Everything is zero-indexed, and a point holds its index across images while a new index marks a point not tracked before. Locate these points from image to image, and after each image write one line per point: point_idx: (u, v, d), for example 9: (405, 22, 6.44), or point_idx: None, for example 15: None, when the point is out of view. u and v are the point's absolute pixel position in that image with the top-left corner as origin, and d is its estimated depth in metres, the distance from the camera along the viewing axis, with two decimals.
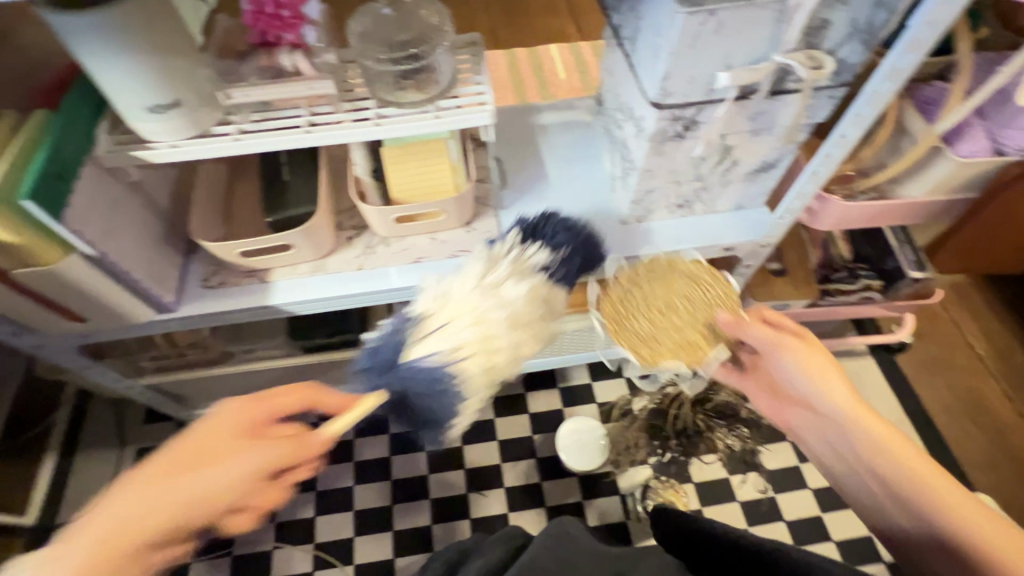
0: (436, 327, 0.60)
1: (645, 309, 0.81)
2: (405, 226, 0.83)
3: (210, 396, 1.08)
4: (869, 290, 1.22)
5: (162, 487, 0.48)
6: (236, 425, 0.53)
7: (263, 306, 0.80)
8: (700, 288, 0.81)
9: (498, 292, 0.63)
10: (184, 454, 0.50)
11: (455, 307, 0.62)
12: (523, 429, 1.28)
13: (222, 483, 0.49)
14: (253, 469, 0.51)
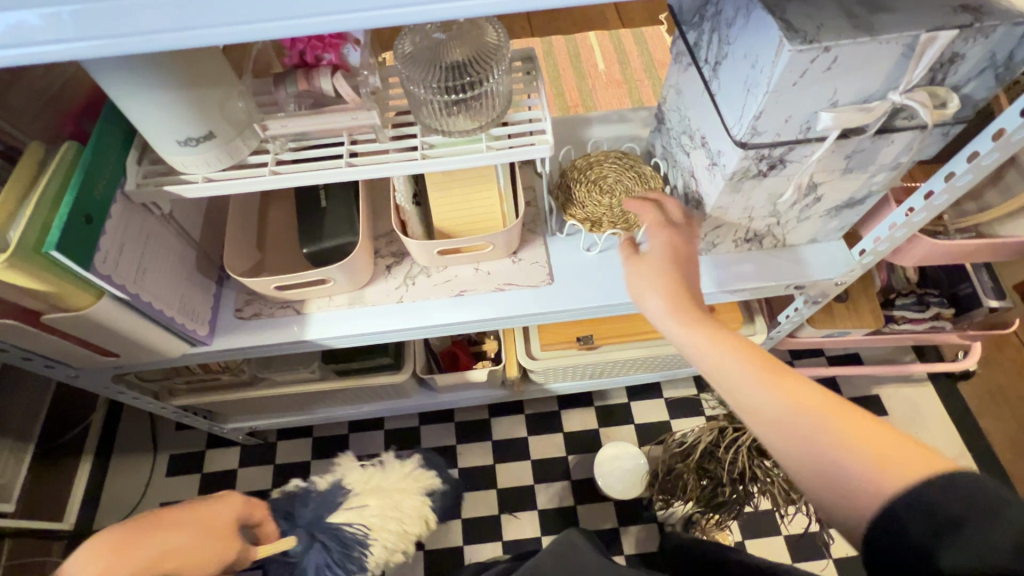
0: (353, 503, 0.72)
1: (589, 185, 0.77)
2: (448, 257, 0.78)
3: (241, 411, 1.06)
4: (939, 319, 1.12)
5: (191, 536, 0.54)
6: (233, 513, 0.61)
7: (297, 340, 0.76)
8: (632, 173, 0.78)
9: (411, 487, 0.76)
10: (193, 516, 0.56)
11: (375, 490, 0.74)
12: (557, 449, 1.24)
13: (226, 553, 0.55)
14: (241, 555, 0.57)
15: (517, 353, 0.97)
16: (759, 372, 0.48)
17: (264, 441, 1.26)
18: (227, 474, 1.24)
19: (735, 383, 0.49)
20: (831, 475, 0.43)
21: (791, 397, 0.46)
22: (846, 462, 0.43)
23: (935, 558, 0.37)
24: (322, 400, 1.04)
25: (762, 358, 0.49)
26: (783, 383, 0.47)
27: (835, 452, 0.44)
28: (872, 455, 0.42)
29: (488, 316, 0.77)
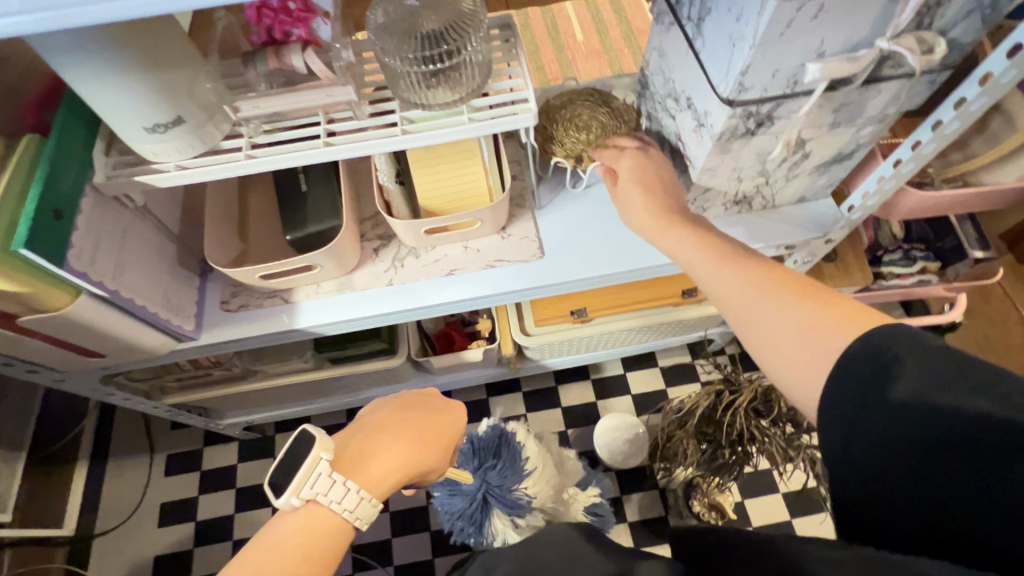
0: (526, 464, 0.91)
1: (568, 124, 0.79)
2: (436, 237, 0.76)
3: (237, 406, 1.05)
4: (926, 273, 1.13)
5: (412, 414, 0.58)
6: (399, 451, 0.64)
7: (287, 330, 0.75)
8: (613, 113, 0.80)
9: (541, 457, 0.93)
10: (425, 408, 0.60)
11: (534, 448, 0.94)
12: (556, 424, 1.25)
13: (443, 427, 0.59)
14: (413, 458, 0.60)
15: (512, 330, 0.97)
16: (726, 266, 0.52)
17: (262, 435, 1.26)
18: (227, 470, 1.23)
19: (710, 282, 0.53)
20: (791, 343, 0.45)
21: (759, 285, 0.49)
22: (802, 326, 0.45)
23: (886, 394, 0.37)
24: (318, 389, 1.03)
25: (733, 256, 0.53)
26: (742, 270, 0.51)
27: (793, 318, 0.45)
28: (829, 320, 0.43)
29: (480, 294, 0.76)
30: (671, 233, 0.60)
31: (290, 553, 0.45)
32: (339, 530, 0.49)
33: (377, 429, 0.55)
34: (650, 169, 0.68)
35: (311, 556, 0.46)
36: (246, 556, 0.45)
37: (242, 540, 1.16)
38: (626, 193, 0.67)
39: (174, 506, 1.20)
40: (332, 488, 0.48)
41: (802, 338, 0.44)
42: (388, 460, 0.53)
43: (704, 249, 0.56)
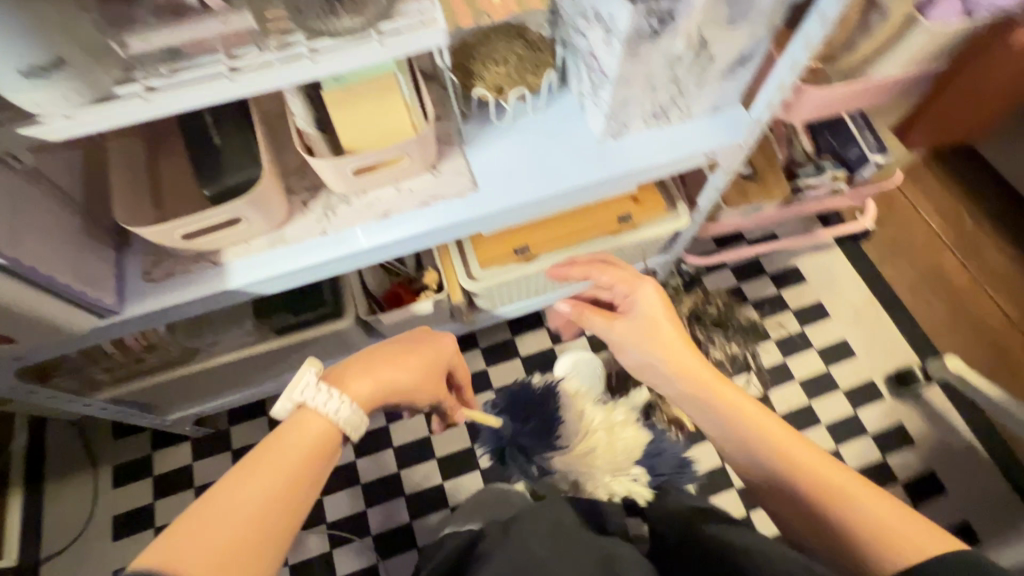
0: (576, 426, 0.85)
1: (486, 57, 0.79)
2: (364, 180, 0.75)
3: (182, 396, 1.00)
4: (837, 181, 1.21)
5: (402, 345, 0.62)
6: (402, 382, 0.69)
7: (219, 292, 0.71)
8: (529, 44, 0.81)
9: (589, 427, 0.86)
10: (414, 336, 0.66)
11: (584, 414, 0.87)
12: (516, 374, 1.27)
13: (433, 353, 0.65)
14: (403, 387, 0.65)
15: (458, 277, 0.97)
16: (769, 454, 0.58)
17: (215, 430, 1.20)
18: (182, 471, 1.17)
19: (744, 454, 0.61)
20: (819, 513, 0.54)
21: (782, 451, 0.58)
22: (848, 503, 0.52)
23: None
24: (267, 366, 1.00)
25: (772, 430, 0.59)
26: (777, 436, 0.59)
27: (829, 500, 0.53)
28: (862, 511, 0.51)
29: (417, 232, 0.75)
30: (704, 408, 0.65)
31: (291, 455, 0.49)
32: (329, 435, 0.52)
33: (362, 356, 0.61)
34: (665, 300, 0.74)
35: (307, 460, 0.50)
36: (254, 454, 0.48)
37: None
38: (647, 340, 0.72)
39: (129, 517, 1.13)
40: (318, 394, 0.53)
41: (849, 531, 0.51)
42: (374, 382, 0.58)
43: (740, 410, 0.62)
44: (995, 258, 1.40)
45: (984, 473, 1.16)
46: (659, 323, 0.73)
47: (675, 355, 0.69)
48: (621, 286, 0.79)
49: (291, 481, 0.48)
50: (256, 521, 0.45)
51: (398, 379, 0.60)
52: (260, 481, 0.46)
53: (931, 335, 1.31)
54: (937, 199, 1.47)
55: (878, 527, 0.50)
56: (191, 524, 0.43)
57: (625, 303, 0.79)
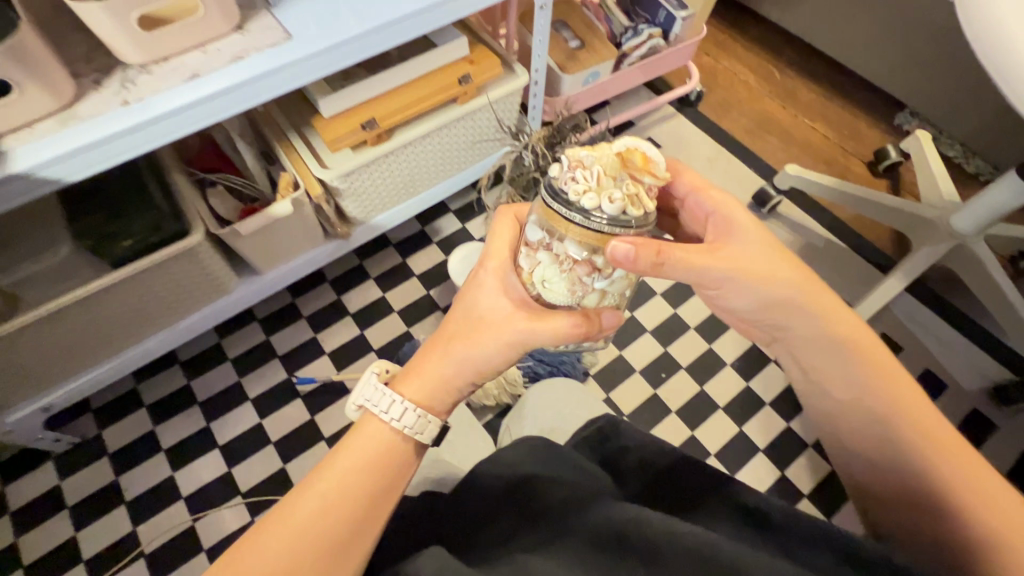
0: None
1: None
2: (159, 37, 0.68)
3: (19, 379, 0.84)
4: (654, 38, 1.30)
5: (498, 244, 0.61)
6: (495, 333, 0.56)
7: (5, 180, 0.61)
8: None
9: None
10: (507, 253, 0.60)
11: None
12: (416, 291, 1.23)
13: (501, 241, 0.61)
14: (488, 357, 0.56)
15: (311, 170, 0.93)
16: (863, 359, 0.59)
17: (84, 438, 1.03)
18: (49, 493, 0.98)
19: (854, 415, 0.60)
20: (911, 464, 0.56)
21: (900, 392, 0.58)
22: (947, 465, 0.54)
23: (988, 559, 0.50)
24: (121, 322, 0.88)
25: (905, 398, 0.58)
26: (915, 403, 0.57)
27: (933, 465, 0.55)
28: (965, 479, 0.53)
29: (232, 86, 0.70)
30: (843, 365, 0.60)
31: (351, 471, 0.52)
32: (388, 447, 0.55)
33: (455, 336, 0.57)
34: (741, 237, 0.58)
35: (368, 465, 0.53)
36: (333, 456, 0.54)
37: (97, 557, 0.94)
38: (755, 282, 0.57)
39: None
40: (381, 400, 0.55)
41: (942, 491, 0.54)
42: (506, 269, 0.60)
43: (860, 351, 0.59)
44: (805, 96, 1.61)
45: (844, 258, 1.30)
46: (756, 259, 0.57)
47: (750, 243, 0.57)
48: (712, 209, 0.60)
49: (346, 498, 0.51)
50: (319, 518, 0.50)
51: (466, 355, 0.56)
52: (325, 485, 0.51)
53: (774, 165, 1.47)
54: (747, 60, 1.67)
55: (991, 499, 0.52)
56: (258, 534, 0.49)
57: (713, 229, 0.60)
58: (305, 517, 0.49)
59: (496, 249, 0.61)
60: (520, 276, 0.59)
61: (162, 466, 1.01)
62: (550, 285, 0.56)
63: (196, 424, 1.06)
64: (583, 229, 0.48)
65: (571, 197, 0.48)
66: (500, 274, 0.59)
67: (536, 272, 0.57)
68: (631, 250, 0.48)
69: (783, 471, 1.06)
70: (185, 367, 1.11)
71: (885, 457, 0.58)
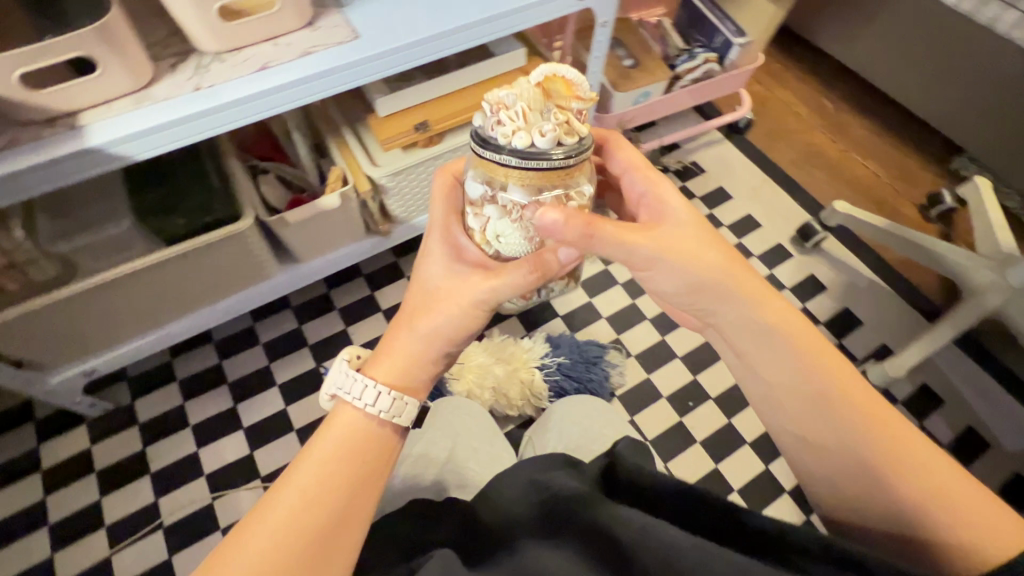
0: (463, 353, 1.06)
1: None
2: (236, 27, 0.71)
3: (65, 343, 0.87)
4: (709, 63, 1.30)
5: (444, 216, 0.66)
6: (447, 291, 0.61)
7: (78, 154, 0.64)
8: None
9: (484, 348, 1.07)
10: (451, 224, 0.65)
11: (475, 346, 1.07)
12: None
13: (443, 213, 0.66)
14: (444, 320, 0.60)
15: (362, 168, 0.95)
16: (783, 348, 0.60)
17: (117, 406, 1.06)
18: (79, 457, 1.01)
19: (792, 404, 0.60)
20: (856, 456, 0.57)
21: (823, 379, 0.59)
22: (881, 453, 0.55)
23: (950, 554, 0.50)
24: (165, 297, 0.90)
25: (839, 380, 0.58)
26: (841, 386, 0.58)
27: (875, 456, 0.55)
28: (903, 471, 0.54)
29: (299, 79, 0.72)
30: (769, 356, 0.61)
31: (329, 458, 0.53)
32: (366, 432, 0.56)
33: (413, 306, 0.62)
34: (666, 210, 0.61)
35: (345, 450, 0.55)
36: (308, 449, 0.54)
37: (119, 523, 0.96)
38: (684, 262, 0.58)
39: (17, 520, 0.95)
40: (353, 386, 0.56)
41: (889, 486, 0.54)
42: (452, 240, 0.64)
43: (797, 341, 0.60)
44: (858, 132, 1.57)
45: (888, 301, 1.26)
46: (684, 232, 0.59)
47: (677, 220, 0.60)
48: (645, 188, 0.63)
49: (328, 483, 0.52)
50: (301, 510, 0.50)
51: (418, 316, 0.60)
52: (304, 476, 0.52)
53: (820, 200, 1.44)
54: (800, 90, 1.65)
55: (932, 488, 0.53)
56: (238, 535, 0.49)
57: (648, 211, 0.62)
58: (283, 515, 0.49)
59: (441, 222, 0.65)
60: (474, 239, 0.64)
61: (188, 442, 1.04)
62: (506, 238, 0.60)
63: (223, 403, 1.08)
64: (520, 169, 0.52)
65: (501, 139, 0.52)
66: (450, 240, 0.64)
67: (488, 229, 0.60)
68: (558, 218, 0.50)
69: (809, 516, 1.02)
70: (219, 347, 1.13)
71: (838, 455, 0.58)
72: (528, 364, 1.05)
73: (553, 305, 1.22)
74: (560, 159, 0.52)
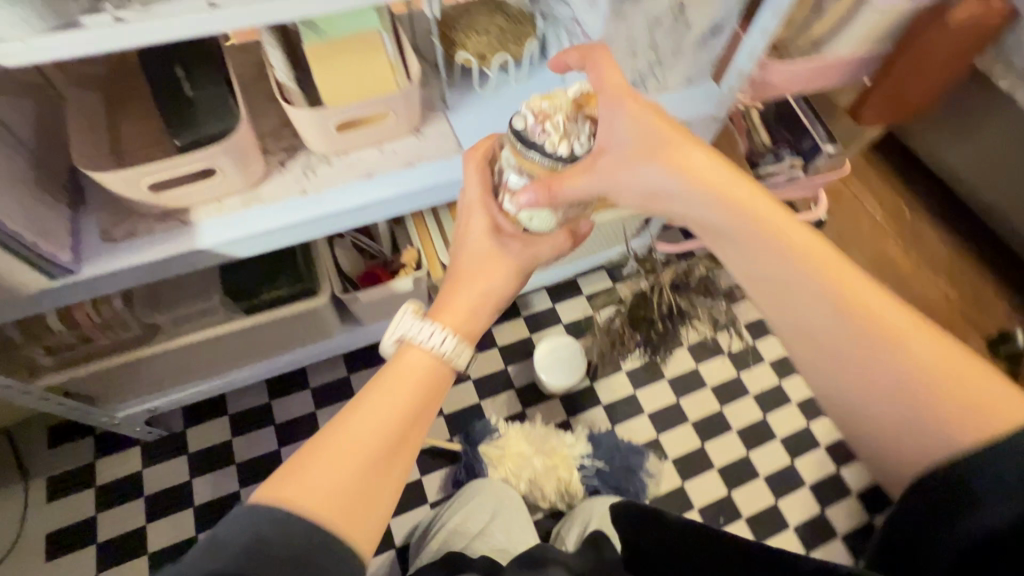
0: (502, 438, 1.10)
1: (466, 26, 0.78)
2: (348, 137, 0.72)
3: (137, 385, 0.91)
4: (794, 168, 1.26)
5: (480, 168, 0.60)
6: (484, 260, 0.59)
7: (189, 253, 0.66)
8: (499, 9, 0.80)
9: (523, 435, 1.10)
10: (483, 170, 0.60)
11: (514, 431, 1.11)
12: (495, 363, 1.24)
13: (473, 172, 0.60)
14: (490, 288, 0.59)
15: (438, 255, 0.98)
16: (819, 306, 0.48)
17: (169, 432, 1.10)
18: (131, 478, 1.06)
19: (821, 354, 0.48)
20: (913, 445, 0.44)
21: (867, 346, 0.46)
22: (919, 416, 0.44)
23: None
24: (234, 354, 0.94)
25: (922, 360, 0.44)
26: (878, 326, 0.46)
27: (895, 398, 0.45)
28: (968, 411, 0.42)
29: (400, 194, 0.73)
30: (804, 310, 0.49)
31: (405, 388, 0.50)
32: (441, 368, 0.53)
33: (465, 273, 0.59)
34: (655, 140, 0.53)
35: (426, 385, 0.52)
36: (379, 374, 0.51)
37: (160, 552, 1.01)
38: (705, 188, 0.52)
39: (67, 532, 1.01)
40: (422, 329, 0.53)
41: (924, 425, 0.43)
42: (493, 195, 0.60)
43: (817, 254, 0.49)
44: (934, 246, 1.51)
45: None
46: (696, 167, 0.53)
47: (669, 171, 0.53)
48: (626, 130, 0.53)
49: (405, 418, 0.48)
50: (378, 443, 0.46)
51: (467, 280, 0.59)
52: (378, 403, 0.48)
53: None
54: (880, 191, 1.59)
55: (945, 372, 0.44)
56: (306, 454, 0.45)
57: (615, 140, 0.53)
58: (361, 435, 0.46)
59: (471, 170, 0.60)
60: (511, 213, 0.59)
61: (231, 479, 1.08)
62: (534, 220, 0.59)
63: (268, 446, 1.11)
64: (535, 163, 0.53)
65: (535, 144, 0.52)
66: (484, 206, 0.59)
67: (522, 211, 0.58)
68: (530, 197, 0.53)
69: None
70: (269, 386, 1.16)
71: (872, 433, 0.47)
72: (568, 461, 1.07)
73: (597, 392, 1.22)
74: (550, 163, 0.52)
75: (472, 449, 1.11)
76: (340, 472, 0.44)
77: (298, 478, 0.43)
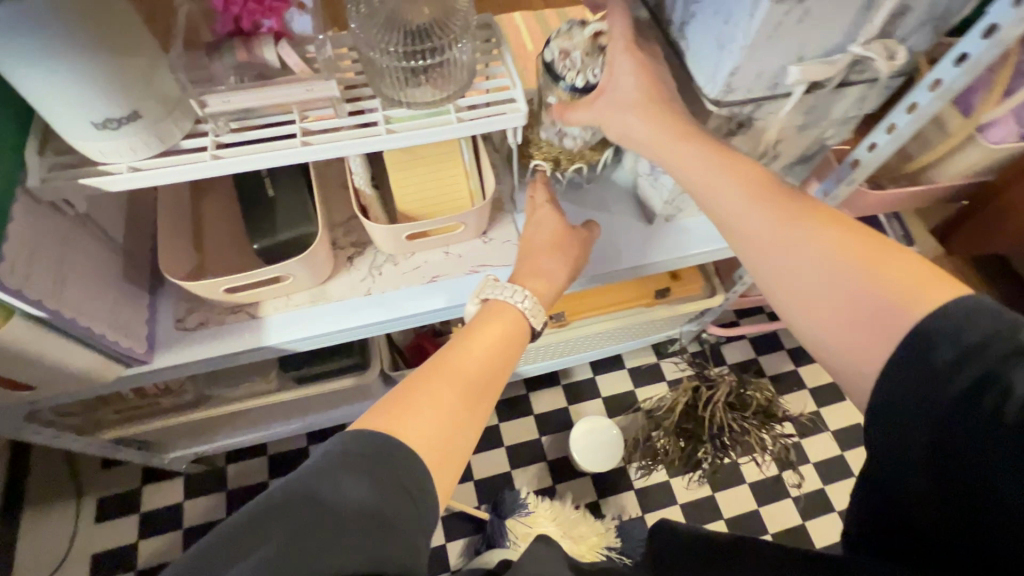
0: (530, 514, 1.08)
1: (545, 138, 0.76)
2: (416, 243, 0.72)
3: (189, 433, 0.95)
4: None
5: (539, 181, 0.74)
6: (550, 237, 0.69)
7: (255, 348, 0.69)
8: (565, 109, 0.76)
9: (552, 513, 1.08)
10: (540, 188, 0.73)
11: (544, 508, 1.09)
12: (530, 432, 1.23)
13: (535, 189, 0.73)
14: (564, 268, 0.68)
15: None
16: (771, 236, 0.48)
17: (212, 466, 1.14)
18: (173, 509, 1.10)
19: (778, 265, 0.48)
20: (863, 334, 0.43)
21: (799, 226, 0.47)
22: (859, 282, 0.43)
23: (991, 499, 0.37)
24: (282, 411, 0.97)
25: (856, 254, 0.45)
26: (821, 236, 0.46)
27: (850, 279, 0.44)
28: (896, 297, 0.42)
29: (460, 304, 0.73)
30: (746, 204, 0.49)
31: (491, 335, 0.57)
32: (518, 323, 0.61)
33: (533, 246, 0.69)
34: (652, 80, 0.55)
35: (508, 339, 0.59)
36: (469, 327, 0.59)
37: None
38: (666, 118, 0.54)
39: (111, 555, 1.06)
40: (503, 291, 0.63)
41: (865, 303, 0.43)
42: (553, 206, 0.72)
43: (765, 182, 0.50)
44: None
45: None
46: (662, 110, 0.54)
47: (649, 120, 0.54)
48: (630, 64, 0.55)
49: (487, 363, 0.55)
50: (472, 380, 0.52)
51: (530, 252, 0.69)
52: (470, 349, 0.55)
53: None
54: None
55: (896, 283, 0.43)
56: (407, 395, 0.48)
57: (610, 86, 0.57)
58: (466, 374, 0.52)
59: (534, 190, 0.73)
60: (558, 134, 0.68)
61: None
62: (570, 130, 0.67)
63: None
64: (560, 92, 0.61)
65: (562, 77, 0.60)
66: (541, 207, 0.71)
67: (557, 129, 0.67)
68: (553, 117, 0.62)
69: None
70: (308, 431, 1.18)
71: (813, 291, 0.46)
72: (597, 551, 1.04)
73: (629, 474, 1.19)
74: (566, 95, 0.61)
75: (500, 520, 1.10)
76: (437, 400, 0.48)
77: (404, 414, 0.46)
